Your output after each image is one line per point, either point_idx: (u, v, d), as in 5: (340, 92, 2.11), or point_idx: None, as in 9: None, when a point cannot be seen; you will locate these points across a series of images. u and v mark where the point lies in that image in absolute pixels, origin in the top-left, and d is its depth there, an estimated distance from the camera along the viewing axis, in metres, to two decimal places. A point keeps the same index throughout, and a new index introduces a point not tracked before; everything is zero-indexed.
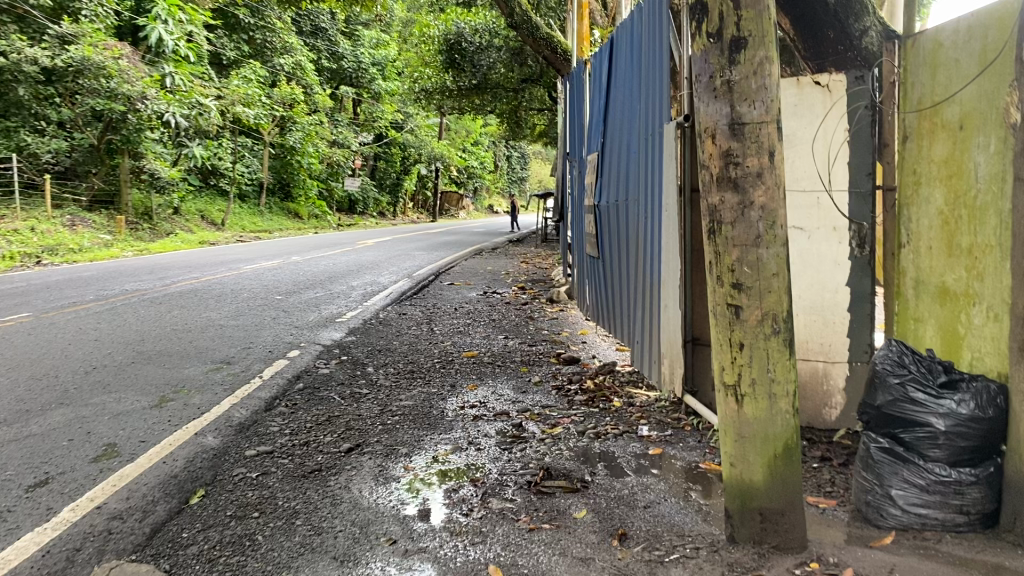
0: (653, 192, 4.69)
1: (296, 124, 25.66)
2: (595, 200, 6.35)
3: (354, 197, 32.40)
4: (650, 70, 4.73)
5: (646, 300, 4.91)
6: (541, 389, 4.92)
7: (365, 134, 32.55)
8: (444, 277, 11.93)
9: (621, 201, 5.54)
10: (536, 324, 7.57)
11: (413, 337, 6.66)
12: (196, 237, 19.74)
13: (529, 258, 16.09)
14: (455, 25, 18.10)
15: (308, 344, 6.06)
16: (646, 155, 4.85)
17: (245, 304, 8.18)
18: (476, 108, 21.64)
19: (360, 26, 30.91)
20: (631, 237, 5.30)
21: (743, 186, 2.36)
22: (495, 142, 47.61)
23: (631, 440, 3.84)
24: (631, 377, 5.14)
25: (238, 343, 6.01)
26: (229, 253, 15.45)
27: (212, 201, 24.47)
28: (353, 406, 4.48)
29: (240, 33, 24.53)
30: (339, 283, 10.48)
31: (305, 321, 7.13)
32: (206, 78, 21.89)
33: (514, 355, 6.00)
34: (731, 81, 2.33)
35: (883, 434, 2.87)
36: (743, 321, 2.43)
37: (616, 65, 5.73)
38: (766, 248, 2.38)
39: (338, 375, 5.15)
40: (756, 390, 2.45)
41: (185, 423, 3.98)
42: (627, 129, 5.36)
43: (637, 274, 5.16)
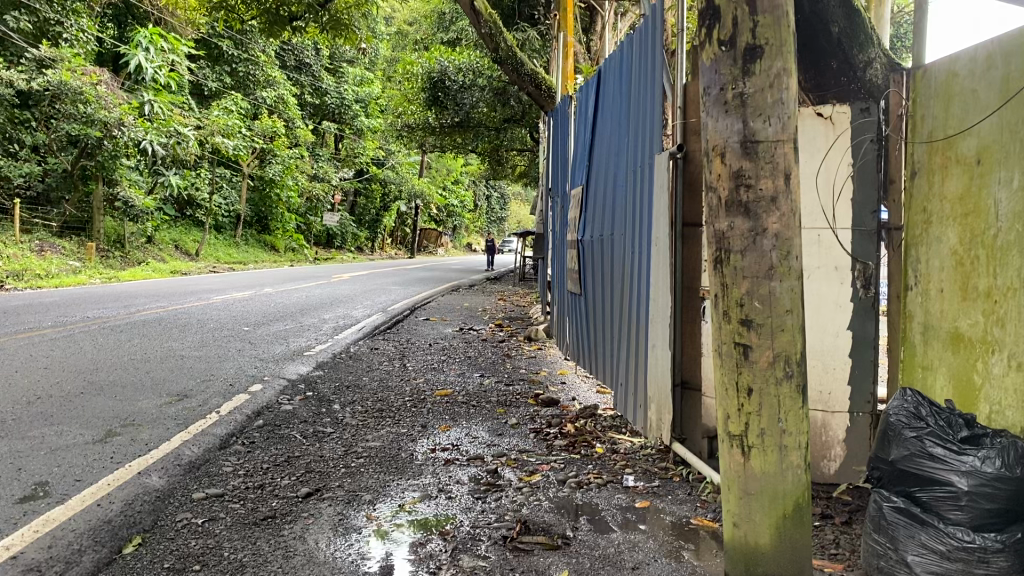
0: (641, 228, 4.46)
1: (276, 157, 25.43)
2: (579, 236, 6.12)
3: (332, 231, 32.11)
4: (639, 101, 4.51)
5: (631, 340, 4.66)
6: (518, 433, 4.62)
7: (346, 169, 32.33)
8: (420, 312, 11.64)
9: (606, 238, 5.31)
10: (513, 362, 7.28)
11: (383, 373, 6.35)
12: (169, 267, 19.35)
13: (506, 296, 15.83)
14: (439, 64, 17.96)
15: (273, 378, 5.73)
16: (634, 189, 4.62)
17: (210, 335, 7.82)
18: (457, 146, 21.48)
19: (344, 63, 30.85)
20: (615, 273, 5.06)
21: (755, 212, 2.10)
22: (476, 182, 47.65)
23: (616, 491, 3.53)
24: (614, 421, 4.84)
25: (198, 375, 5.67)
26: (200, 283, 15.08)
27: (187, 231, 24.10)
28: (315, 446, 4.15)
29: (223, 65, 24.23)
30: (311, 315, 10.14)
31: (272, 354, 6.80)
32: (186, 107, 21.60)
33: (490, 395, 5.69)
34: (744, 94, 2.09)
35: (898, 492, 2.61)
36: (753, 363, 2.17)
37: (603, 97, 5.52)
38: (779, 282, 2.13)
39: (302, 412, 4.83)
40: (764, 441, 2.20)
41: (128, 460, 3.64)
42: (614, 163, 5.14)
43: (621, 314, 4.91)
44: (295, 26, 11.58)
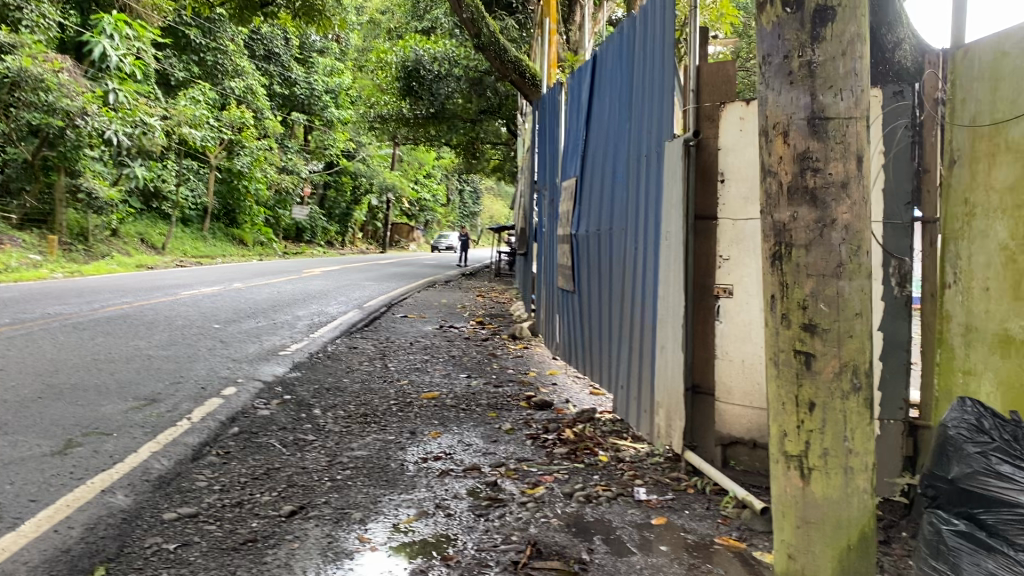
0: (645, 222, 4.20)
1: (244, 148, 24.89)
2: (571, 229, 5.84)
3: (302, 224, 31.55)
4: (642, 86, 4.25)
5: (633, 340, 4.40)
6: (513, 439, 4.32)
7: (316, 162, 31.79)
8: (397, 308, 11.30)
9: (603, 232, 5.04)
10: (500, 362, 6.97)
11: (365, 374, 6.02)
12: (134, 260, 18.81)
13: (483, 291, 15.55)
14: (414, 52, 17.54)
15: (247, 379, 5.38)
16: (636, 179, 4.37)
17: (178, 332, 7.43)
18: (431, 138, 21.12)
19: (314, 54, 30.31)
20: (614, 269, 4.79)
21: (823, 199, 1.82)
22: (448, 176, 47.23)
23: (629, 506, 3.25)
24: (614, 426, 4.56)
25: (167, 377, 5.30)
26: (167, 278, 14.63)
27: (154, 224, 23.50)
28: (295, 456, 3.82)
29: (190, 54, 23.73)
30: (283, 312, 9.77)
31: (245, 354, 6.43)
32: (152, 97, 21.02)
33: (479, 398, 5.39)
34: (812, 63, 1.81)
35: (958, 514, 2.32)
36: (816, 373, 1.89)
37: (600, 83, 5.24)
38: (848, 280, 1.84)
39: (280, 418, 4.49)
40: (829, 463, 1.92)
41: (90, 476, 3.28)
42: (613, 152, 4.87)
43: (622, 312, 4.64)
44: (267, 12, 11.26)
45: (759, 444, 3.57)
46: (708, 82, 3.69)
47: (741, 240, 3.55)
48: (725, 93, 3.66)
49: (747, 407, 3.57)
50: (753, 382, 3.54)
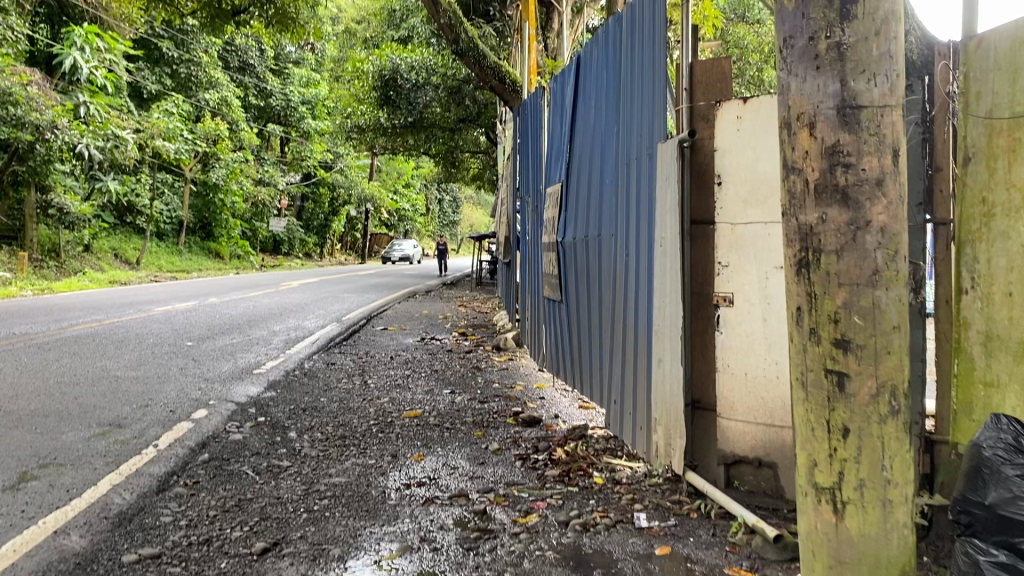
0: (636, 228, 3.99)
1: (220, 161, 24.53)
2: (556, 237, 5.62)
3: (280, 236, 31.17)
4: (631, 85, 4.05)
5: (626, 352, 4.18)
6: (502, 460, 4.08)
7: (293, 174, 31.43)
8: (377, 321, 11.03)
9: (591, 239, 4.83)
10: (484, 375, 6.74)
11: (344, 392, 5.75)
12: (107, 276, 18.42)
13: (465, 302, 15.32)
14: (390, 61, 17.27)
15: (219, 401, 5.10)
16: (625, 184, 4.16)
17: (149, 351, 7.14)
18: (409, 148, 20.88)
19: (290, 64, 29.98)
20: (604, 278, 4.57)
21: (856, 198, 1.61)
22: (427, 185, 46.93)
23: (630, 534, 3.02)
24: (607, 444, 4.34)
25: (134, 400, 5.01)
26: (140, 293, 14.28)
27: (128, 239, 23.08)
28: (269, 485, 3.56)
29: (163, 66, 23.38)
30: (260, 327, 9.48)
31: (218, 373, 6.15)
32: (125, 110, 20.65)
33: (464, 415, 5.14)
34: (841, 44, 1.61)
35: (998, 544, 2.11)
36: (850, 396, 1.67)
37: (585, 86, 5.04)
38: (885, 290, 1.64)
39: (254, 442, 4.23)
40: (865, 496, 1.71)
41: (44, 515, 3.02)
42: (600, 156, 4.67)
43: (613, 323, 4.42)
44: (240, 23, 11.45)
45: (765, 462, 3.37)
46: (702, 79, 3.48)
47: (741, 246, 3.35)
48: (721, 91, 3.44)
49: (751, 423, 3.37)
50: (757, 396, 3.33)
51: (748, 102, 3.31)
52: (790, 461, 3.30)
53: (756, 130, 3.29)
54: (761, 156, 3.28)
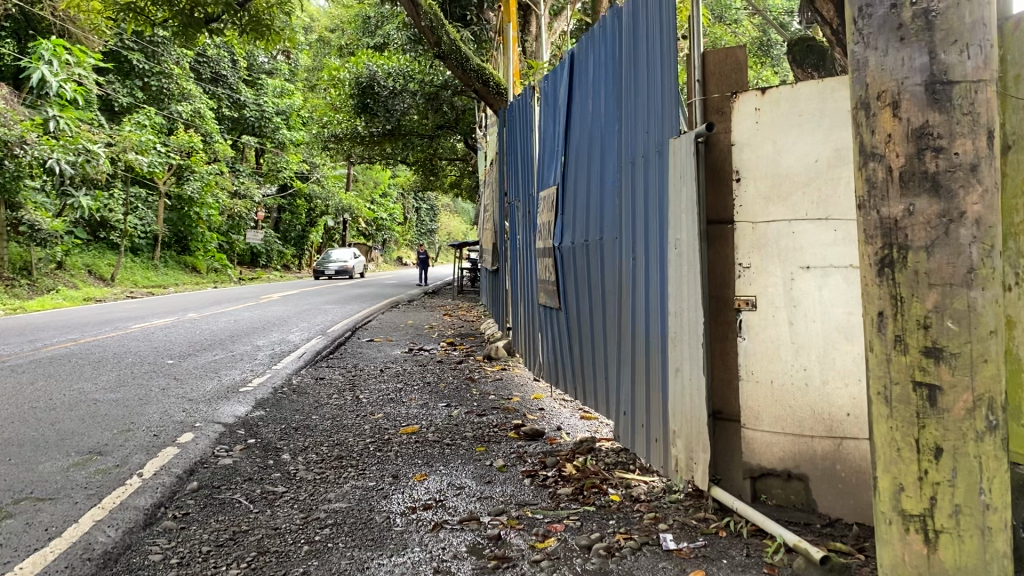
0: (644, 229, 3.79)
1: (194, 173, 24.15)
2: (553, 241, 5.41)
3: (257, 249, 30.76)
4: (636, 79, 3.86)
5: (635, 360, 3.97)
6: (510, 478, 3.87)
7: (269, 185, 31.04)
8: (362, 332, 10.78)
9: (592, 243, 4.63)
10: (479, 386, 6.51)
11: (335, 410, 5.50)
12: (81, 293, 18.00)
13: (450, 310, 15.10)
14: (367, 68, 16.93)
15: (205, 423, 4.84)
16: (630, 183, 3.97)
17: (127, 371, 6.84)
18: (387, 156, 20.64)
19: (263, 75, 29.60)
20: (608, 283, 4.36)
21: (948, 185, 1.55)
22: (404, 194, 46.70)
23: (659, 558, 2.82)
24: (618, 458, 4.13)
25: (114, 425, 4.74)
26: (115, 311, 13.89)
27: (102, 255, 22.63)
28: (265, 514, 3.32)
29: (134, 79, 23.03)
30: (242, 342, 9.19)
31: (202, 393, 5.87)
32: (95, 124, 20.27)
33: (463, 430, 4.91)
34: (931, 12, 1.58)
35: None
36: (943, 411, 1.57)
37: (581, 84, 4.86)
38: (981, 290, 1.55)
39: (245, 467, 3.99)
40: (961, 525, 1.60)
41: (22, 558, 2.76)
42: (601, 155, 4.48)
43: (619, 329, 4.21)
44: (212, 30, 11.16)
45: (794, 474, 3.18)
46: (716, 70, 3.31)
47: (762, 244, 3.18)
48: (735, 82, 3.28)
49: (777, 433, 3.18)
50: (783, 404, 3.15)
51: (766, 94, 3.15)
52: (821, 473, 3.12)
53: (776, 123, 3.13)
54: (782, 150, 3.12)
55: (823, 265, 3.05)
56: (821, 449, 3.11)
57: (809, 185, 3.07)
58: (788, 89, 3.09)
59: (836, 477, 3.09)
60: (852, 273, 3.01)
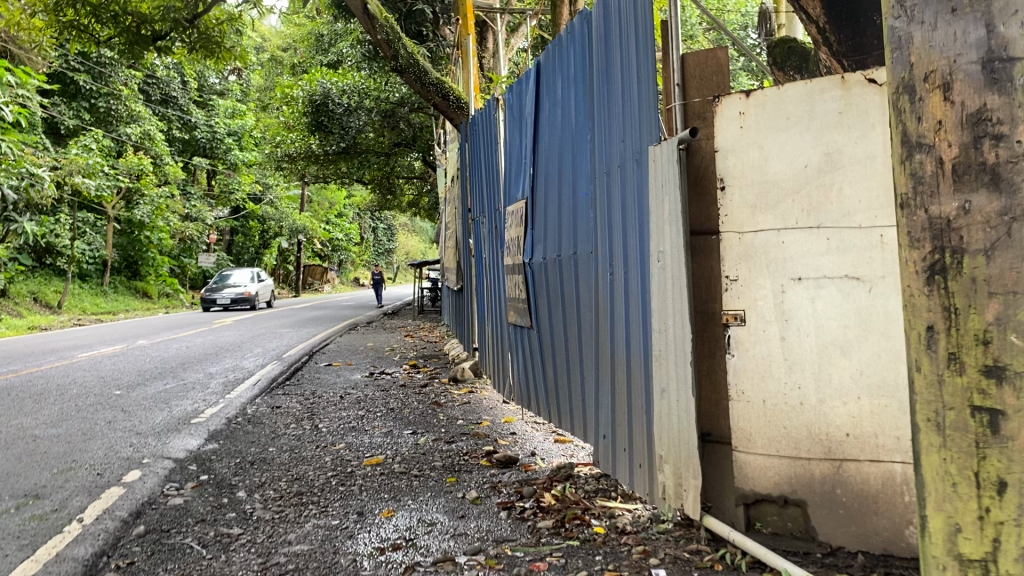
0: (622, 243, 3.60)
1: (144, 197, 23.55)
2: (523, 256, 5.21)
3: (210, 272, 30.13)
4: (609, 87, 3.69)
5: (615, 380, 3.77)
6: (485, 512, 3.63)
7: (221, 207, 30.44)
8: (320, 356, 10.45)
9: (566, 259, 4.43)
10: (445, 411, 6.24)
11: (294, 440, 5.21)
12: (26, 322, 17.34)
13: (410, 331, 14.83)
14: (321, 85, 16.63)
15: (154, 459, 4.52)
16: (606, 195, 3.78)
17: (72, 404, 6.46)
18: (343, 175, 20.32)
19: (214, 96, 29.09)
20: (585, 301, 4.16)
21: (1009, 179, 1.30)
22: (360, 214, 46.26)
23: None
24: (598, 484, 3.91)
25: (54, 464, 4.40)
26: (61, 339, 13.36)
27: (48, 281, 21.92)
28: (219, 561, 3.03)
29: (80, 101, 22.45)
30: (194, 370, 8.81)
31: (152, 426, 5.53)
32: (40, 147, 19.67)
33: (431, 460, 4.66)
34: None
35: None
36: (1008, 442, 1.30)
37: (549, 95, 4.68)
38: None
39: (198, 508, 3.69)
40: None
41: None
42: (573, 167, 4.29)
43: (597, 347, 4.01)
44: (160, 48, 10.81)
45: (791, 500, 2.98)
46: (695, 73, 3.13)
47: (749, 255, 2.97)
48: (718, 85, 3.10)
49: (772, 455, 2.98)
50: (777, 426, 2.95)
51: (750, 97, 2.96)
52: (820, 498, 2.93)
53: (761, 127, 2.95)
54: (770, 155, 2.94)
55: (817, 276, 2.87)
56: (819, 472, 2.92)
57: (798, 193, 2.89)
58: (775, 91, 2.91)
59: (836, 501, 2.91)
60: (847, 283, 2.83)
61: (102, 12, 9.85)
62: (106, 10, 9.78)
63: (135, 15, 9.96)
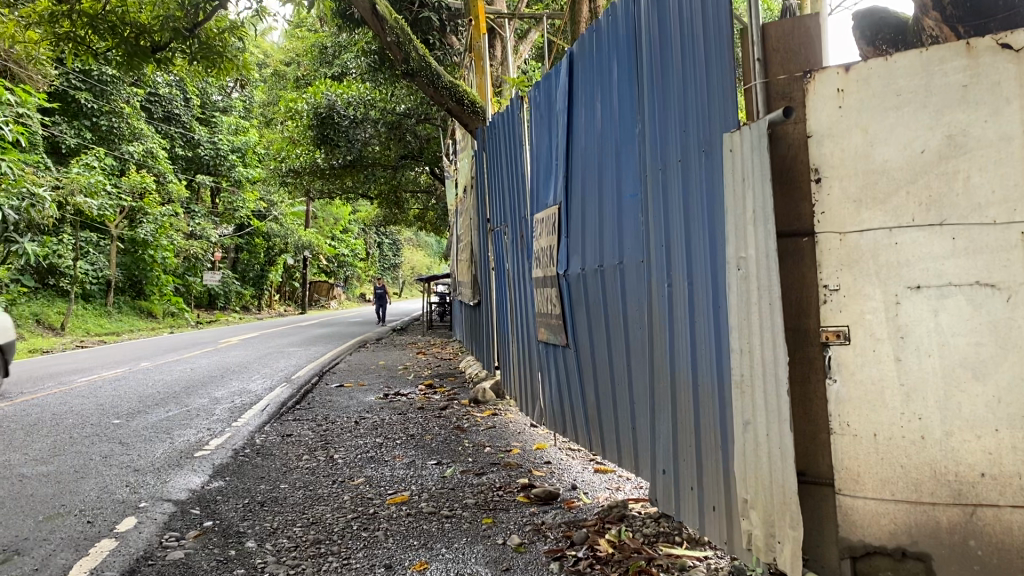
0: (683, 247, 3.12)
1: (147, 215, 23.17)
2: (556, 268, 4.72)
3: (215, 290, 29.67)
4: (665, 69, 3.23)
5: (677, 406, 3.26)
6: (531, 566, 3.14)
7: (226, 225, 30.02)
8: (330, 377, 9.98)
9: (609, 270, 3.94)
10: (471, 437, 5.75)
11: (307, 475, 4.71)
12: (26, 345, 16.83)
13: (421, 347, 14.38)
14: (326, 98, 16.18)
15: (151, 502, 4.01)
16: (661, 193, 3.30)
17: (66, 436, 5.97)
18: (348, 190, 19.92)
19: (216, 112, 28.78)
20: (634, 316, 3.68)
21: None
22: (365, 230, 45.83)
23: None
24: (658, 528, 3.41)
25: (40, 510, 3.91)
26: (62, 363, 12.89)
27: (52, 302, 21.47)
28: None
29: (82, 119, 22.05)
30: (199, 395, 8.33)
31: (152, 461, 5.03)
32: (41, 167, 19.28)
33: (463, 496, 4.16)
34: None
35: None
36: None
37: (585, 88, 4.24)
38: None
39: (201, 562, 3.20)
40: None
41: None
42: (617, 165, 3.82)
43: (651, 369, 3.51)
44: (161, 60, 10.38)
45: (911, 553, 2.46)
46: (777, 45, 2.65)
47: (854, 260, 2.49)
48: (807, 58, 2.61)
49: (886, 500, 2.47)
50: (894, 464, 2.44)
51: (851, 70, 2.48)
52: (949, 552, 2.41)
53: (864, 107, 2.46)
54: (875, 139, 2.45)
55: (940, 284, 2.36)
56: (947, 520, 2.40)
57: (913, 183, 2.40)
58: (881, 64, 2.43)
59: (970, 556, 2.38)
60: (978, 291, 2.32)
61: (100, 22, 9.42)
62: (103, 21, 9.37)
63: (135, 27, 9.53)
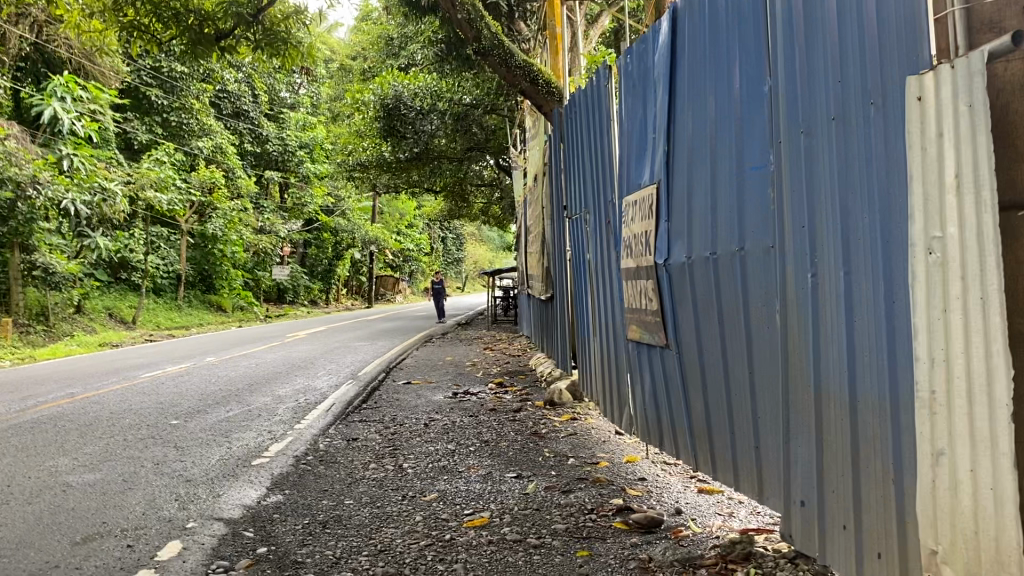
0: (837, 230, 2.51)
1: (217, 210, 23.12)
2: (654, 256, 4.12)
3: (283, 285, 29.72)
4: (811, 14, 2.62)
5: (823, 428, 2.65)
6: None
7: (294, 221, 30.01)
8: (397, 374, 9.54)
9: (725, 260, 3.34)
10: (551, 445, 5.19)
11: (374, 488, 4.22)
12: (96, 338, 16.85)
13: (489, 343, 13.93)
14: (393, 88, 15.65)
15: (200, 522, 3.55)
16: (803, 164, 2.70)
17: (119, 438, 5.58)
18: (414, 184, 19.56)
19: (284, 108, 28.80)
20: (761, 313, 3.07)
21: None
22: (430, 225, 45.64)
23: None
24: (796, 572, 2.82)
25: (79, 529, 3.48)
26: (127, 357, 12.72)
27: (123, 296, 21.59)
28: None
29: (154, 115, 22.14)
30: (261, 393, 7.94)
31: (206, 470, 4.59)
32: (114, 162, 19.35)
33: (551, 520, 3.61)
34: None
35: None
36: None
37: (691, 48, 3.65)
38: None
39: None
40: None
41: None
42: (737, 138, 3.21)
43: (784, 381, 2.89)
44: (225, 48, 10.02)
45: None
46: None
47: None
48: None
49: None
50: None
51: None
52: None
53: None
54: None
55: None
56: None
57: None
58: None
59: None
60: None
61: (162, 11, 9.06)
62: (167, 8, 9.01)
63: (198, 14, 9.16)
